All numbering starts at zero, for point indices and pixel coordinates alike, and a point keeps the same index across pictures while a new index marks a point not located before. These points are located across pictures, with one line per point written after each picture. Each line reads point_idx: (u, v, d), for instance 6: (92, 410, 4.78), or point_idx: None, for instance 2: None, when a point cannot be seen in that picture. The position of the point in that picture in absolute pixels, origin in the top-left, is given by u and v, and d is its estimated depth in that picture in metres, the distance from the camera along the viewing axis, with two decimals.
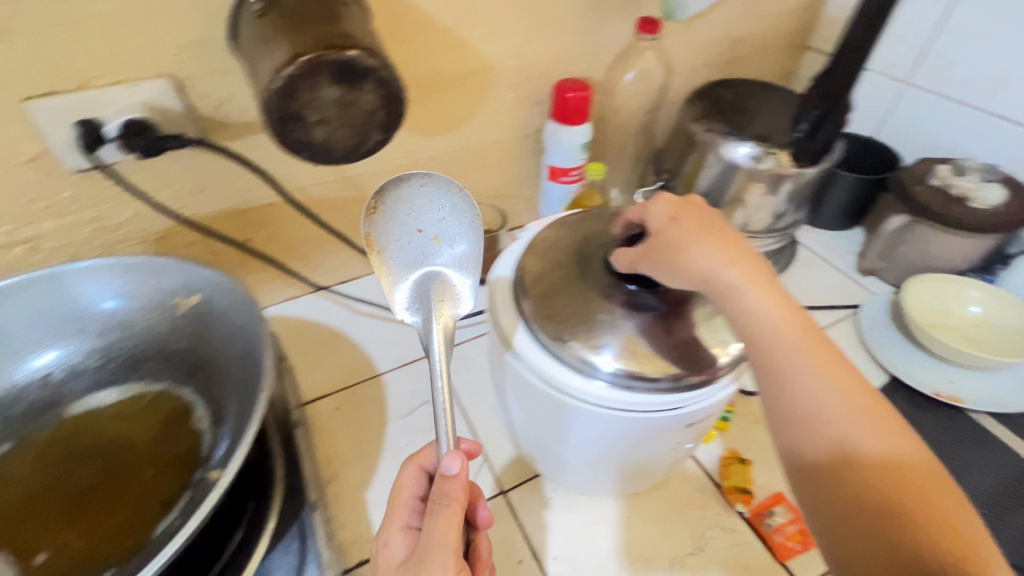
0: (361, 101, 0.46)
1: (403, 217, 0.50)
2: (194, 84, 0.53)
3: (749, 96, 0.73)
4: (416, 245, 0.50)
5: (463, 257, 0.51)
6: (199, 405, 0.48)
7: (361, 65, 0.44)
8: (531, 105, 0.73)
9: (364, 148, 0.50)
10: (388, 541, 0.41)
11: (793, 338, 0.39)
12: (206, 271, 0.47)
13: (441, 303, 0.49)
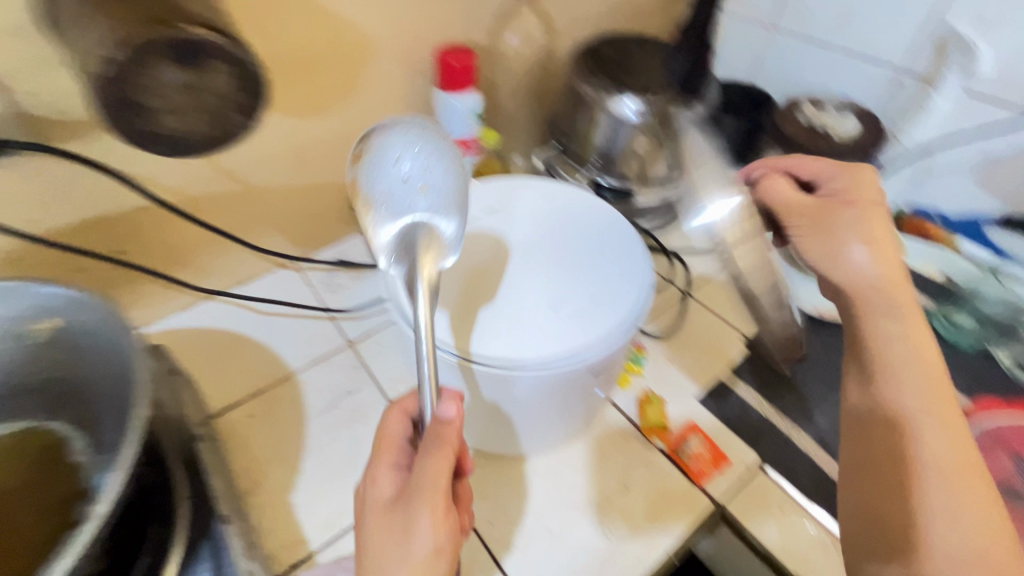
0: (214, 83, 0.42)
1: (385, 161, 0.46)
2: (14, 80, 0.46)
3: (629, 50, 0.74)
4: (400, 192, 0.46)
5: (450, 203, 0.46)
6: (76, 437, 0.44)
7: (204, 41, 0.40)
8: (416, 77, 0.71)
9: (228, 135, 0.46)
10: (376, 479, 0.39)
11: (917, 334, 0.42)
12: (53, 289, 0.41)
13: (427, 250, 0.44)
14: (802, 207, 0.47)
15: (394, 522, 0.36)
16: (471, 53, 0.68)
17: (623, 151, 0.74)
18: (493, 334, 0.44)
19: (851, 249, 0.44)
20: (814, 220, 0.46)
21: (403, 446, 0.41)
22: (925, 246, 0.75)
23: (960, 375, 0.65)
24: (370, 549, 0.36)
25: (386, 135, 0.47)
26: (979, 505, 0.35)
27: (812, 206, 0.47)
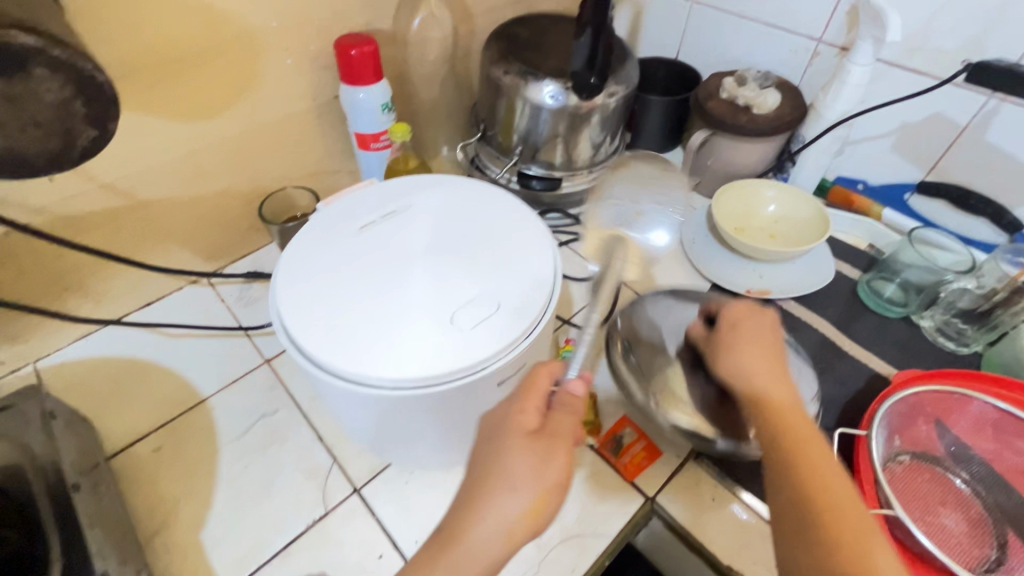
0: (42, 92, 0.37)
1: (635, 183, 0.67)
2: None
3: (545, 31, 0.71)
4: (625, 209, 0.63)
5: (643, 233, 0.62)
6: None
7: (15, 45, 0.35)
8: (317, 69, 0.66)
9: (76, 149, 0.41)
10: (523, 412, 0.38)
11: (751, 348, 0.44)
12: None
13: (615, 253, 0.56)
14: (710, 339, 0.48)
15: (535, 452, 0.36)
16: (372, 40, 0.63)
17: (544, 138, 0.71)
18: (378, 347, 0.40)
19: (733, 363, 0.44)
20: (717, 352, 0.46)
21: (546, 395, 0.39)
22: (852, 216, 0.76)
23: (886, 344, 0.65)
24: (502, 463, 0.36)
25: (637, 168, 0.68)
26: (867, 532, 0.34)
27: (710, 340, 0.48)
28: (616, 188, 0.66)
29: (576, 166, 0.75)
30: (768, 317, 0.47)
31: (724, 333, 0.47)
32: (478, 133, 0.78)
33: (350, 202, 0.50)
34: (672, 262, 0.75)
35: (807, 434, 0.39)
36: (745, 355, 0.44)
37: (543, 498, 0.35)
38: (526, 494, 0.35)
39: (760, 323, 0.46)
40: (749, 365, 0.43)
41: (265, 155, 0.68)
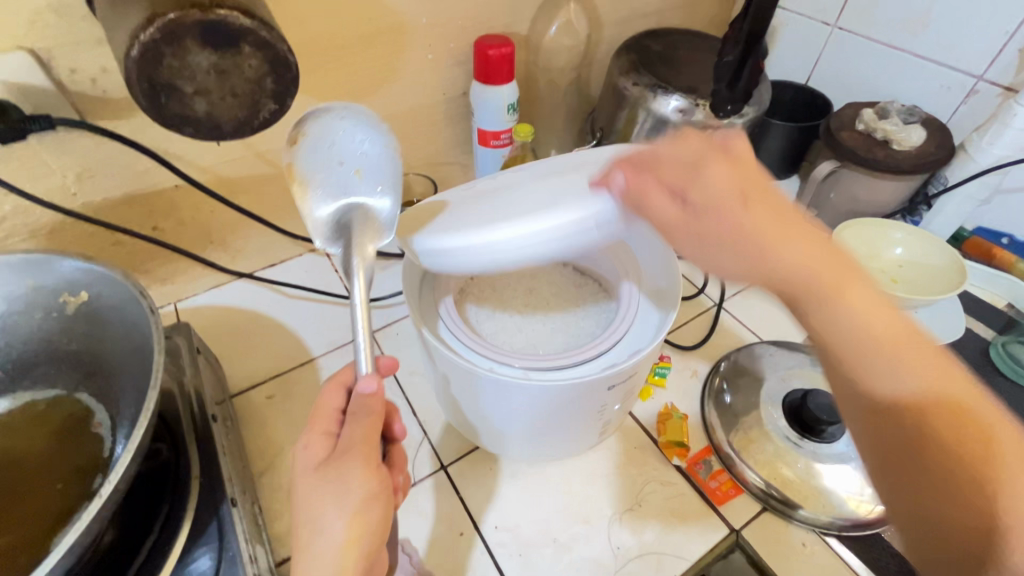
0: (243, 67, 0.42)
1: (324, 148, 0.45)
2: (60, 56, 0.48)
3: (677, 46, 0.71)
4: (336, 178, 0.45)
5: (386, 187, 0.46)
6: (98, 410, 0.45)
7: (232, 24, 0.39)
8: (453, 65, 0.70)
9: (258, 120, 0.46)
10: (307, 446, 0.36)
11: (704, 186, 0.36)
12: (79, 264, 0.42)
13: (363, 235, 0.44)
14: (677, 225, 0.36)
15: (328, 478, 0.34)
16: (508, 42, 0.66)
17: None
18: (498, 229, 0.41)
19: (715, 221, 0.35)
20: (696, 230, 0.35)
21: (338, 414, 0.38)
22: (990, 271, 0.70)
23: (1021, 415, 0.59)
24: (304, 508, 0.34)
25: (323, 119, 0.46)
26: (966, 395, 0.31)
27: (674, 218, 0.36)
28: (300, 153, 0.46)
29: None
30: (723, 141, 0.38)
31: (687, 229, 0.36)
32: (592, 141, 0.79)
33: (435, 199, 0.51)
34: (777, 293, 0.72)
35: (871, 305, 0.33)
36: (787, 249, 0.34)
37: (359, 516, 0.33)
38: (341, 521, 0.33)
39: (722, 165, 0.36)
40: (788, 260, 0.34)
41: None
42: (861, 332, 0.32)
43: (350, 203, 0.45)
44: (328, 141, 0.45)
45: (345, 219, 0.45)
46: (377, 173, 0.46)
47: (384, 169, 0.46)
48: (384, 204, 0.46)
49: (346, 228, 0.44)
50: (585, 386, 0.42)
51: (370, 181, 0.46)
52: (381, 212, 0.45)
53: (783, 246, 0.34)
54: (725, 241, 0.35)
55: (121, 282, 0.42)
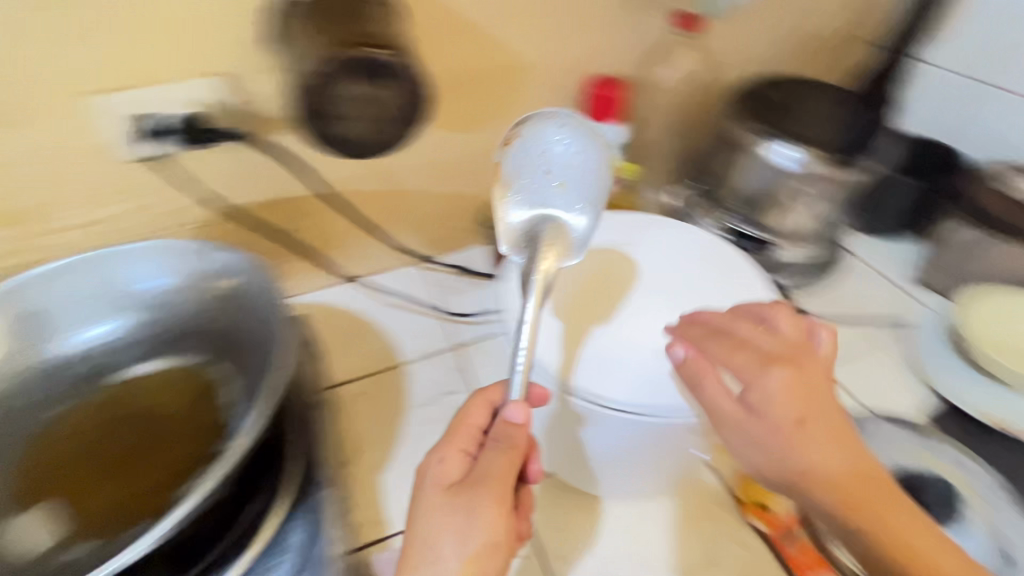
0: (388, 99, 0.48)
1: (537, 154, 0.48)
2: (241, 79, 0.57)
3: (796, 94, 0.69)
4: (541, 184, 0.48)
5: (587, 204, 0.48)
6: (226, 383, 0.51)
7: (383, 61, 0.46)
8: (566, 102, 0.73)
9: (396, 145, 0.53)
10: (442, 459, 0.41)
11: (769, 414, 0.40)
12: (236, 258, 0.50)
13: (549, 248, 0.46)
14: (731, 418, 0.40)
15: (451, 506, 0.39)
16: (619, 84, 0.70)
17: (769, 201, 0.70)
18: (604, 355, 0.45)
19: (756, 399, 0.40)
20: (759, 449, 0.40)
21: (478, 434, 0.42)
22: None
23: None
24: (424, 521, 0.39)
25: (541, 124, 0.49)
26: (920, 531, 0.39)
27: (739, 415, 0.40)
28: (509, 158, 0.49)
29: (795, 236, 0.73)
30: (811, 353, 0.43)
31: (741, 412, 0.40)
32: (693, 184, 0.78)
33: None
34: (889, 361, 0.67)
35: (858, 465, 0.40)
36: (886, 519, 0.39)
37: (474, 556, 0.37)
38: (454, 551, 0.37)
39: (790, 372, 0.41)
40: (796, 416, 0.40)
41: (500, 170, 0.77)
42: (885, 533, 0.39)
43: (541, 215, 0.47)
44: (540, 150, 0.48)
45: (537, 230, 0.47)
46: (573, 187, 0.47)
47: (588, 181, 0.48)
48: (579, 222, 0.47)
49: (537, 238, 0.46)
50: (641, 428, 0.44)
51: (568, 194, 0.47)
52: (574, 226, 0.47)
53: (854, 502, 0.39)
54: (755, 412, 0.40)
55: (267, 278, 0.49)
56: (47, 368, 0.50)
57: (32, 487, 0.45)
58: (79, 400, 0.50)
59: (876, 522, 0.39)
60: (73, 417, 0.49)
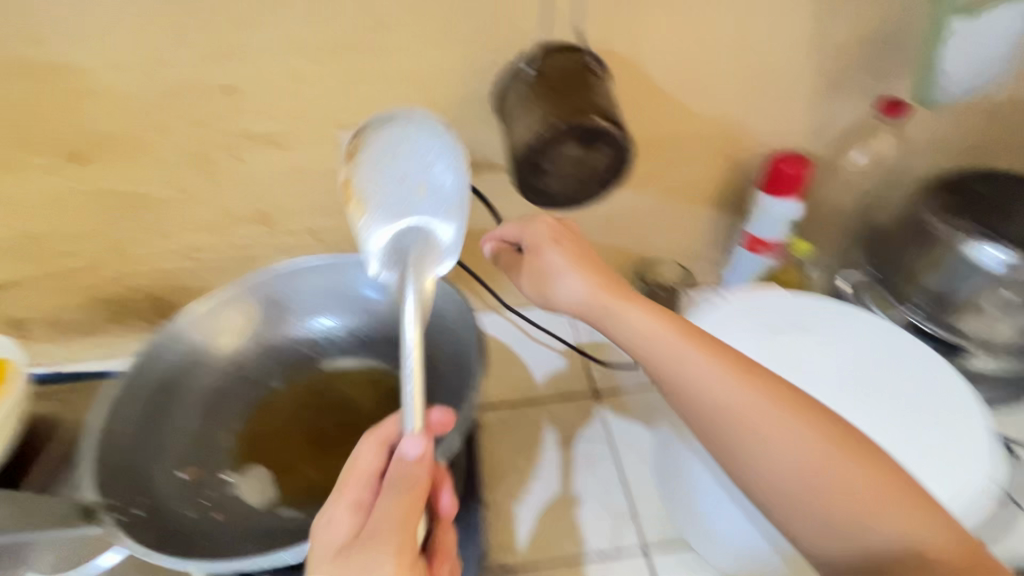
0: (596, 161, 0.53)
1: (385, 163, 0.55)
2: (457, 126, 0.66)
3: (1012, 193, 0.64)
4: (398, 192, 0.54)
5: (449, 208, 0.53)
6: (411, 390, 0.56)
7: (604, 130, 0.50)
8: (741, 172, 0.74)
9: (588, 201, 0.57)
10: (333, 517, 0.40)
11: (727, 398, 0.48)
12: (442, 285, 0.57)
13: (418, 260, 0.52)
14: (663, 352, 0.51)
15: (349, 569, 0.37)
16: (804, 161, 0.69)
17: (963, 301, 0.64)
18: None
19: (715, 387, 0.49)
20: (661, 372, 0.51)
21: (374, 476, 0.42)
22: None
23: None
24: None
25: (383, 132, 0.56)
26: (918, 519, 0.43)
27: (720, 394, 0.49)
28: (368, 169, 0.55)
29: (990, 346, 0.65)
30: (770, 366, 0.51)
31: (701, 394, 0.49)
32: (866, 269, 0.73)
33: (756, 297, 0.63)
34: None
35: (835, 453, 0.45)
36: (773, 436, 0.46)
37: None
38: None
39: (734, 364, 0.50)
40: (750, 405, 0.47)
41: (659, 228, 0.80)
42: (788, 453, 0.46)
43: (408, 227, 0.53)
44: (394, 153, 0.55)
45: (401, 241, 0.53)
46: (438, 196, 0.54)
47: (447, 193, 0.53)
48: (446, 231, 0.53)
49: (402, 252, 0.53)
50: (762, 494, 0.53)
51: (426, 203, 0.54)
52: (443, 240, 0.53)
53: (757, 423, 0.47)
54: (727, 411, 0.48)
55: None
56: (277, 347, 0.58)
57: (256, 448, 0.53)
58: (288, 379, 0.57)
59: (745, 436, 0.47)
60: (284, 396, 0.56)
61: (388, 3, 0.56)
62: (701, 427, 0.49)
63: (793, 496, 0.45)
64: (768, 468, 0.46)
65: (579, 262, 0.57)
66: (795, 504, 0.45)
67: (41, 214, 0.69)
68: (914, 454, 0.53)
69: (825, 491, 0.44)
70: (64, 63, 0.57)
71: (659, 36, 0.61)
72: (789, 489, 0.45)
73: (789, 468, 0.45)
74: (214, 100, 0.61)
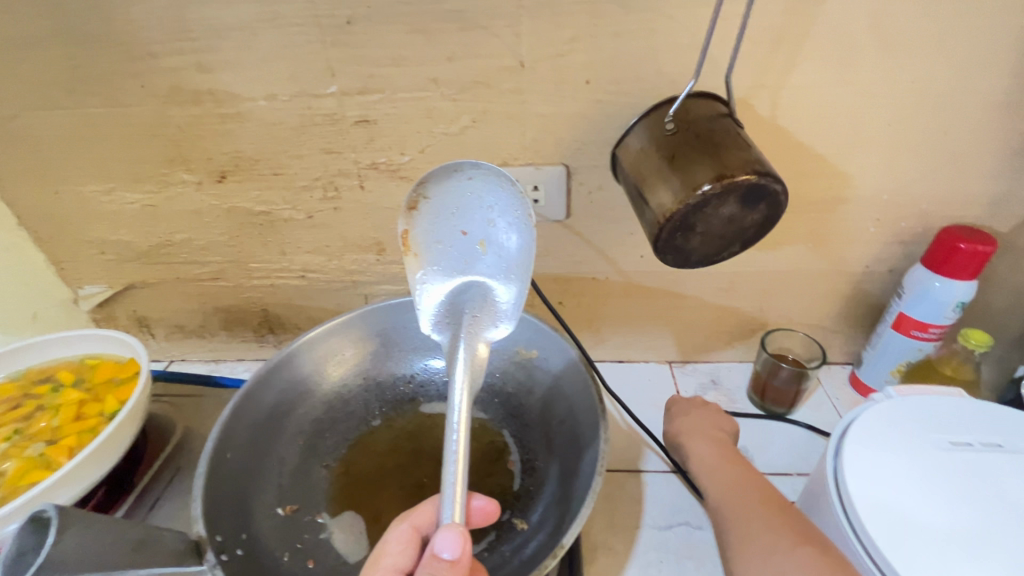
0: (746, 219, 0.51)
1: (449, 217, 0.53)
2: (581, 172, 0.64)
3: None
4: (459, 248, 0.54)
5: (509, 266, 0.54)
6: (513, 449, 0.53)
7: (771, 190, 0.48)
8: (891, 241, 0.67)
9: (715, 257, 0.55)
10: None
11: (717, 463, 0.57)
12: (554, 336, 0.54)
13: (473, 320, 0.53)
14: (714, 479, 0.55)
15: None
16: (991, 242, 0.59)
17: None
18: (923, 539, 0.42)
19: (699, 457, 0.59)
20: (710, 489, 0.55)
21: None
22: None
23: None
24: None
25: (445, 182, 0.53)
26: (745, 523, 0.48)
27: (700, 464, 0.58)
28: (425, 222, 0.54)
29: None
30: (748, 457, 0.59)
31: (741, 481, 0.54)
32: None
33: (927, 398, 0.54)
34: None
35: (730, 482, 0.54)
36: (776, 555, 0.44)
37: None
38: None
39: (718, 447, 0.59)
40: (701, 459, 0.58)
41: (783, 294, 0.73)
42: (773, 548, 0.45)
43: (467, 281, 0.55)
44: (455, 206, 0.53)
45: (458, 301, 0.54)
46: (499, 248, 0.54)
47: (506, 246, 0.54)
48: (505, 292, 0.54)
49: (461, 311, 0.54)
50: None
51: (489, 258, 0.54)
52: (499, 302, 0.54)
53: (744, 511, 0.50)
54: (729, 482, 0.54)
55: (580, 365, 0.52)
56: (382, 385, 0.58)
57: (354, 493, 0.51)
58: (386, 418, 0.57)
59: (739, 516, 0.49)
60: (382, 434, 0.55)
61: (533, 47, 0.55)
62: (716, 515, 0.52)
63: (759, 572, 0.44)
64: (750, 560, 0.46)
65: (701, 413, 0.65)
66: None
67: (179, 225, 0.73)
68: (895, 529, 0.43)
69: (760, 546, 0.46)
70: (223, 90, 0.61)
71: (820, 89, 0.56)
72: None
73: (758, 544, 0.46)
74: (348, 131, 0.63)
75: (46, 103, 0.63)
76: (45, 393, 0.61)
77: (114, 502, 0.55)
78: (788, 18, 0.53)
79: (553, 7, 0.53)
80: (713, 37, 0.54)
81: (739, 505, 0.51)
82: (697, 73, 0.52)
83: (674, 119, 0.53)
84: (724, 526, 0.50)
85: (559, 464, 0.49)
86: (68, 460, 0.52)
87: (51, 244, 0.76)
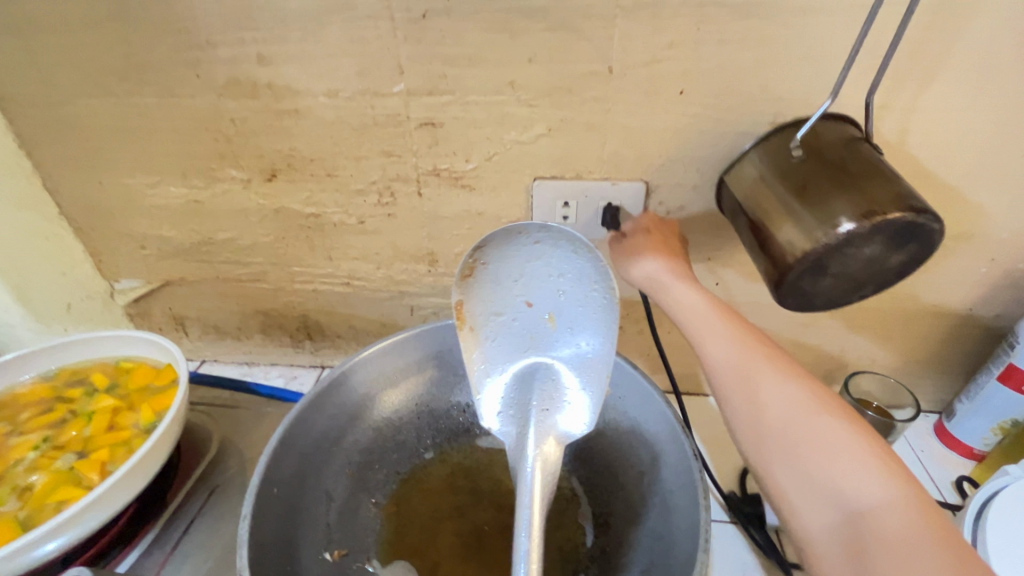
0: (888, 261, 0.44)
1: (514, 287, 0.49)
2: (661, 189, 0.58)
3: None
4: (526, 320, 0.49)
5: (585, 358, 0.48)
6: (583, 500, 0.52)
7: (926, 229, 0.42)
8: (1005, 285, 0.60)
9: (843, 300, 0.48)
10: None
11: (722, 341, 0.45)
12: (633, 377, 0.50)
13: (541, 410, 0.48)
14: (731, 371, 0.43)
15: None
16: None
17: None
18: None
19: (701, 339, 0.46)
20: (716, 376, 0.44)
21: None
22: None
23: None
24: None
25: (506, 246, 0.48)
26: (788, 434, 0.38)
27: (704, 342, 0.46)
28: (480, 291, 0.49)
29: None
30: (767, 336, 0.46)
31: (759, 365, 0.43)
32: None
33: None
34: None
35: (753, 376, 0.42)
36: (827, 463, 0.36)
37: None
38: None
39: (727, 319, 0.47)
40: (709, 334, 0.46)
41: (870, 334, 0.66)
42: (824, 476, 0.36)
43: (532, 362, 0.50)
44: (518, 274, 0.48)
45: (523, 386, 0.49)
46: (569, 326, 0.48)
47: (577, 322, 0.48)
48: (575, 385, 0.48)
49: (528, 396, 0.49)
50: None
51: (559, 335, 0.49)
52: (568, 393, 0.48)
53: (790, 424, 0.39)
54: (744, 371, 0.43)
55: (667, 416, 0.48)
56: (436, 413, 0.56)
57: (408, 535, 0.49)
58: (441, 451, 0.55)
59: (777, 435, 0.39)
60: (438, 470, 0.54)
61: (627, 51, 0.50)
62: (746, 432, 0.41)
63: (818, 521, 0.35)
64: (799, 493, 0.37)
65: (673, 276, 0.50)
66: (831, 540, 0.34)
67: (224, 224, 0.70)
68: None
69: (815, 486, 0.36)
70: (283, 85, 0.57)
71: (945, 114, 0.50)
72: (822, 524, 0.35)
73: (814, 483, 0.36)
74: (411, 135, 0.58)
75: (98, 91, 0.60)
76: (79, 398, 0.57)
77: (148, 521, 0.52)
78: (923, 30, 0.46)
79: (654, 8, 0.47)
80: (833, 50, 0.48)
81: (766, 405, 0.40)
82: (833, 94, 0.46)
83: (802, 145, 0.48)
84: (758, 446, 0.40)
85: (634, 529, 0.46)
86: (100, 479, 0.49)
87: (91, 236, 0.73)
